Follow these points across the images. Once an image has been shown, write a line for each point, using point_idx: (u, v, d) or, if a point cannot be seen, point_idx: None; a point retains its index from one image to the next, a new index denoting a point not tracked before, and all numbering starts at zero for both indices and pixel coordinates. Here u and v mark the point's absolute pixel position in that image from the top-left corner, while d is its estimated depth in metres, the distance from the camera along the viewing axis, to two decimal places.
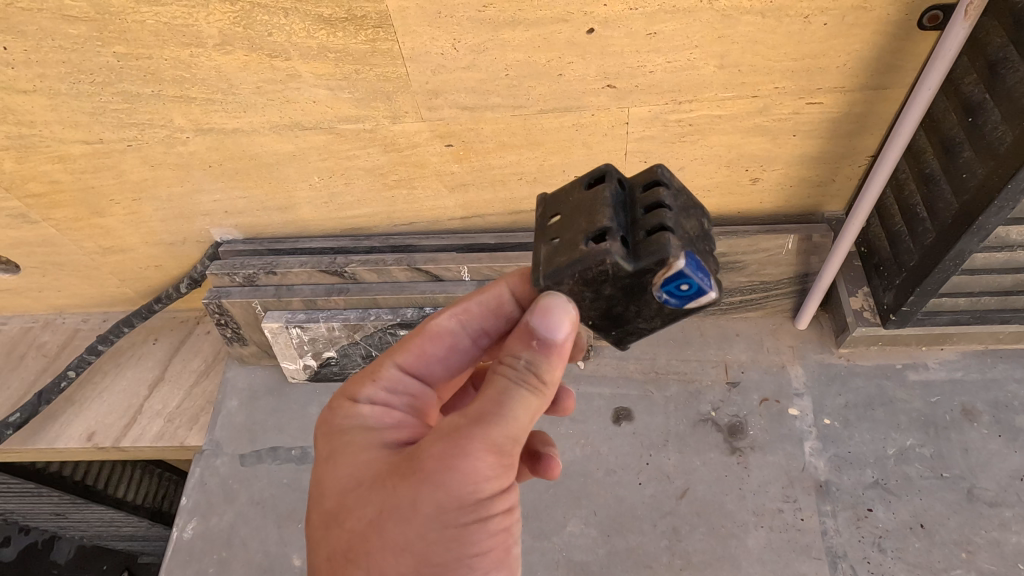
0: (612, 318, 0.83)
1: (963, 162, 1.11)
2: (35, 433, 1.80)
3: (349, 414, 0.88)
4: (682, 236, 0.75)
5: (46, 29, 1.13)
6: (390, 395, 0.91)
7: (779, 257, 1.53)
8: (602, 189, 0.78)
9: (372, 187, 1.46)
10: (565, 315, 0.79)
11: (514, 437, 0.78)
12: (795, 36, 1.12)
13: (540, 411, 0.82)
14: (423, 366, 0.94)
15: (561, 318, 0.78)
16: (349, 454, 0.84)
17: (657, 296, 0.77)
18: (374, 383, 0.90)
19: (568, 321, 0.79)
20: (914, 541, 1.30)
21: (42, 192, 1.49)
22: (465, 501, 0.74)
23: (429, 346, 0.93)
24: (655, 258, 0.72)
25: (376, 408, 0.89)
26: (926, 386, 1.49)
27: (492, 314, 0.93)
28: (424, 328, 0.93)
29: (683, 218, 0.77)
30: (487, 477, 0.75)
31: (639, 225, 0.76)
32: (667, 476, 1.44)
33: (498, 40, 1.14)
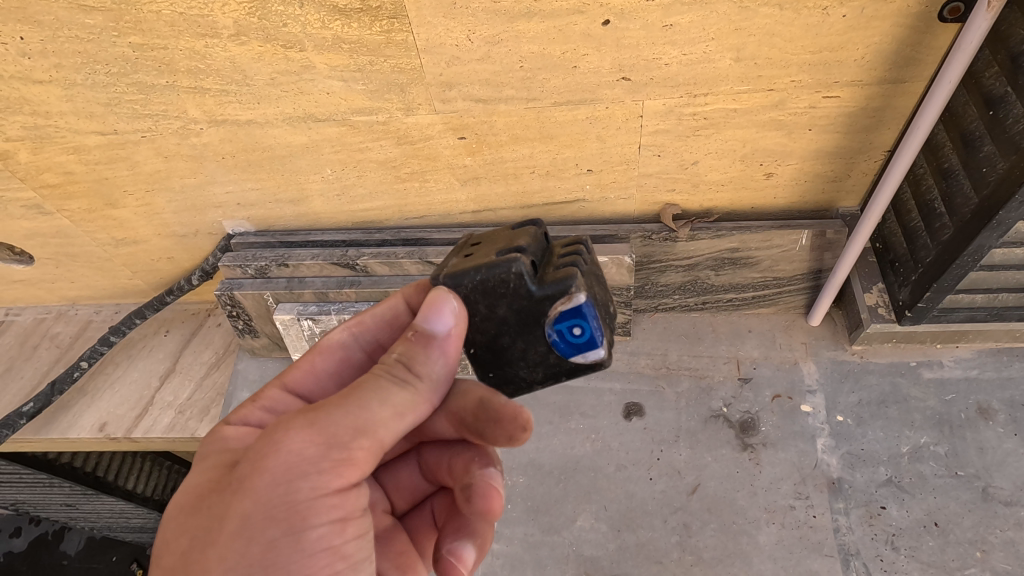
0: (496, 353, 0.87)
1: (984, 156, 1.10)
2: (48, 423, 1.81)
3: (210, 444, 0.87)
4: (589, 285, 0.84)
5: (62, 19, 1.14)
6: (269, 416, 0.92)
7: (792, 252, 1.52)
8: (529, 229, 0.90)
9: (384, 179, 1.46)
10: (448, 308, 0.80)
11: (355, 427, 0.76)
12: (813, 29, 1.11)
13: (412, 408, 0.80)
14: (313, 383, 0.95)
15: (441, 310, 0.80)
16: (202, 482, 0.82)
17: (549, 336, 0.83)
18: (256, 402, 0.92)
19: (450, 314, 0.80)
20: (927, 540, 1.29)
21: (57, 183, 1.50)
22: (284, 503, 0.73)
23: (317, 360, 0.95)
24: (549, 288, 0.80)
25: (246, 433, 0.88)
26: (941, 384, 1.48)
27: (385, 326, 0.96)
28: (318, 343, 0.96)
29: None
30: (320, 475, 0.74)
31: (551, 265, 0.84)
32: (677, 472, 1.43)
33: (513, 32, 1.14)
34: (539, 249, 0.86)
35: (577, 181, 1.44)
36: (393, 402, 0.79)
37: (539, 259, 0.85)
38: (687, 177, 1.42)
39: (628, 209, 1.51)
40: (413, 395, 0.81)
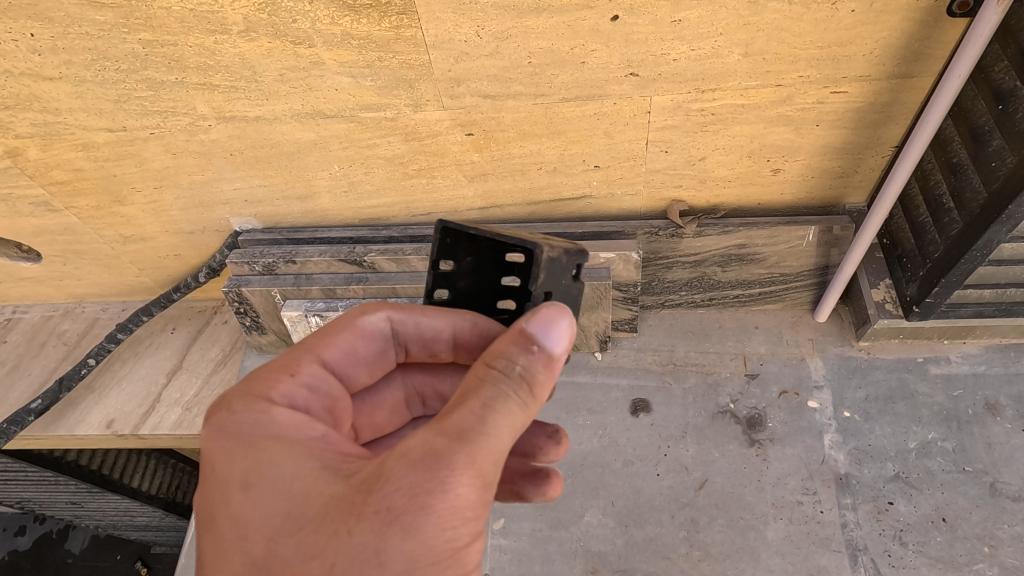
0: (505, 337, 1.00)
1: (993, 151, 1.10)
2: (56, 420, 1.82)
3: (264, 424, 0.79)
4: None
5: (73, 15, 1.14)
6: (310, 395, 0.86)
7: (799, 249, 1.52)
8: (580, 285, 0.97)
9: (391, 176, 1.47)
10: (563, 329, 0.82)
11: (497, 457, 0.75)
12: (822, 24, 1.11)
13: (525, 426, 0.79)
14: (347, 365, 0.94)
15: (561, 337, 0.82)
16: (280, 480, 0.76)
17: None
18: (292, 379, 0.85)
19: (564, 334, 0.82)
20: (935, 535, 1.29)
21: (65, 180, 1.50)
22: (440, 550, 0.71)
23: (359, 344, 0.94)
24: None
25: (298, 417, 0.82)
26: (948, 380, 1.48)
27: (421, 340, 0.98)
28: (356, 324, 0.94)
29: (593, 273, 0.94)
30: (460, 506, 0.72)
31: None
32: (685, 468, 1.43)
33: (521, 27, 1.14)
34: None
35: (584, 178, 1.44)
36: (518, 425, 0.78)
37: None
38: (694, 173, 1.42)
39: (635, 205, 1.52)
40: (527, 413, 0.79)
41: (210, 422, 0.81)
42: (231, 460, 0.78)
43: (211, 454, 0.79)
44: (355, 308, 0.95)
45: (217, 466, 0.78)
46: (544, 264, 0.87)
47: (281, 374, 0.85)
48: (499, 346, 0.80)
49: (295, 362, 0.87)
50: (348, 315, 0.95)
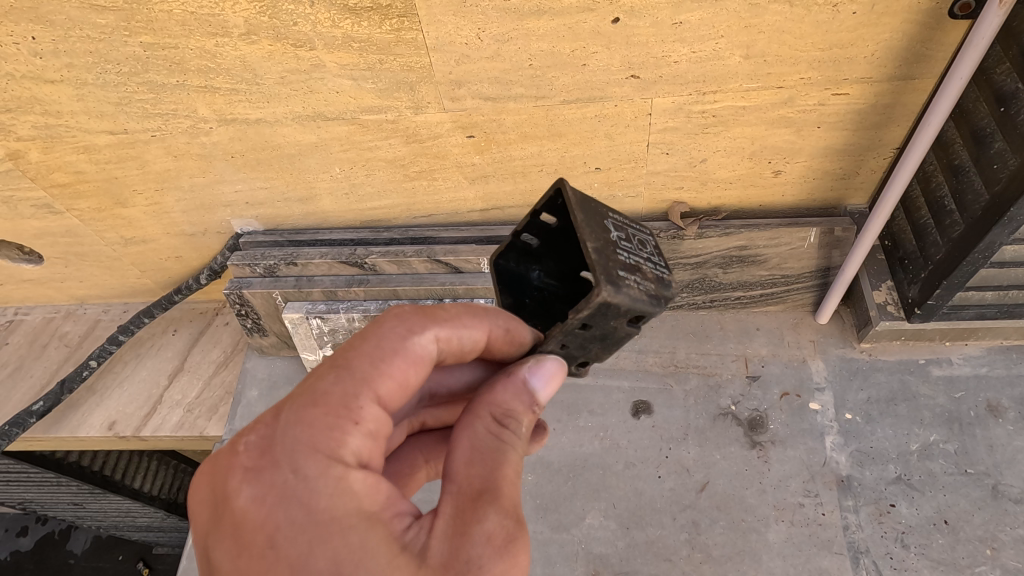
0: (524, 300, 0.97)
1: (995, 153, 1.10)
2: (58, 422, 1.82)
3: (343, 494, 0.71)
4: None
5: (74, 18, 1.15)
6: (371, 445, 0.76)
7: (800, 250, 1.52)
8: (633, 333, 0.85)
9: (392, 178, 1.47)
10: (558, 378, 0.87)
11: None
12: (823, 26, 1.11)
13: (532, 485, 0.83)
14: (399, 399, 0.80)
15: (553, 384, 0.87)
16: (369, 564, 0.68)
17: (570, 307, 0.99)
18: (354, 427, 0.74)
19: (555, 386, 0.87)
20: (938, 538, 1.29)
21: (67, 182, 1.51)
22: None
23: (412, 374, 0.79)
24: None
25: (372, 480, 0.74)
26: (950, 381, 1.47)
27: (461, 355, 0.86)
28: (406, 347, 0.79)
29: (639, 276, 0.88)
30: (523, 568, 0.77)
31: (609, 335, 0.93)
32: (686, 470, 1.43)
33: (522, 29, 1.14)
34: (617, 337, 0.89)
35: (585, 180, 1.44)
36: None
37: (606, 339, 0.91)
38: (695, 174, 1.42)
39: (636, 207, 1.51)
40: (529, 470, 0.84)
41: (264, 482, 0.71)
42: (305, 541, 0.68)
43: (271, 526, 0.69)
44: (402, 326, 0.81)
45: (280, 542, 0.68)
46: (595, 305, 0.77)
47: (345, 422, 0.74)
48: (502, 396, 0.83)
49: (353, 403, 0.75)
50: (394, 333, 0.80)
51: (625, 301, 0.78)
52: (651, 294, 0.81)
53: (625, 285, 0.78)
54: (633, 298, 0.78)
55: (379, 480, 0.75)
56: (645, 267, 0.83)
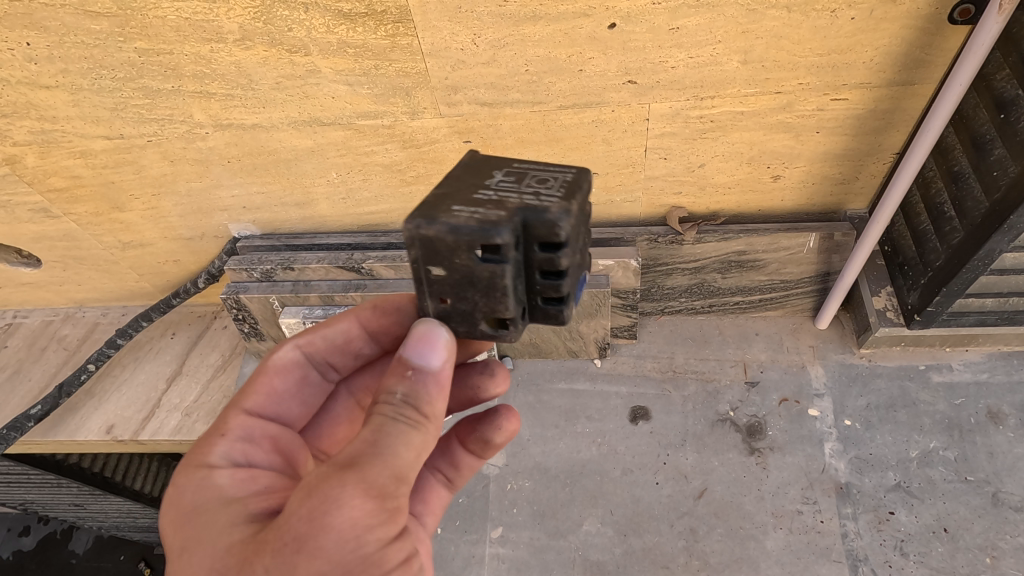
0: None
1: (994, 160, 1.09)
2: (56, 426, 1.82)
3: (205, 489, 0.78)
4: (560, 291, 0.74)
5: (68, 24, 1.14)
6: (246, 446, 0.84)
7: (800, 255, 1.51)
8: (498, 269, 0.67)
9: (389, 182, 1.46)
10: (440, 341, 0.75)
11: (395, 476, 0.71)
12: (821, 31, 1.10)
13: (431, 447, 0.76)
14: (273, 406, 0.92)
15: (438, 344, 0.75)
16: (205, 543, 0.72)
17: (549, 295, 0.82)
18: (224, 435, 0.84)
19: (439, 348, 0.75)
20: (937, 546, 1.28)
21: (64, 187, 1.50)
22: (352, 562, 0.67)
23: (275, 381, 0.93)
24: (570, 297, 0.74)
25: (239, 474, 0.79)
26: (950, 388, 1.46)
27: (337, 349, 0.97)
28: (268, 363, 0.93)
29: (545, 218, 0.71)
30: (380, 526, 0.68)
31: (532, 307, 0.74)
32: (684, 476, 1.43)
33: (518, 35, 1.13)
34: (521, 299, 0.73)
35: None
36: (424, 445, 0.75)
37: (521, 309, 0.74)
38: (694, 179, 1.41)
39: (635, 212, 1.51)
40: (429, 435, 0.76)
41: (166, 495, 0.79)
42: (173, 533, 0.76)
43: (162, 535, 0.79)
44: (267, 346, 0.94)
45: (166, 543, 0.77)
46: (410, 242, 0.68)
47: (213, 436, 0.84)
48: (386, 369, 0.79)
49: (223, 422, 0.87)
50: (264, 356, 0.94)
51: (439, 229, 0.66)
52: (486, 219, 0.65)
53: (442, 215, 0.67)
54: (452, 224, 0.66)
55: (255, 473, 0.80)
56: (507, 197, 0.69)
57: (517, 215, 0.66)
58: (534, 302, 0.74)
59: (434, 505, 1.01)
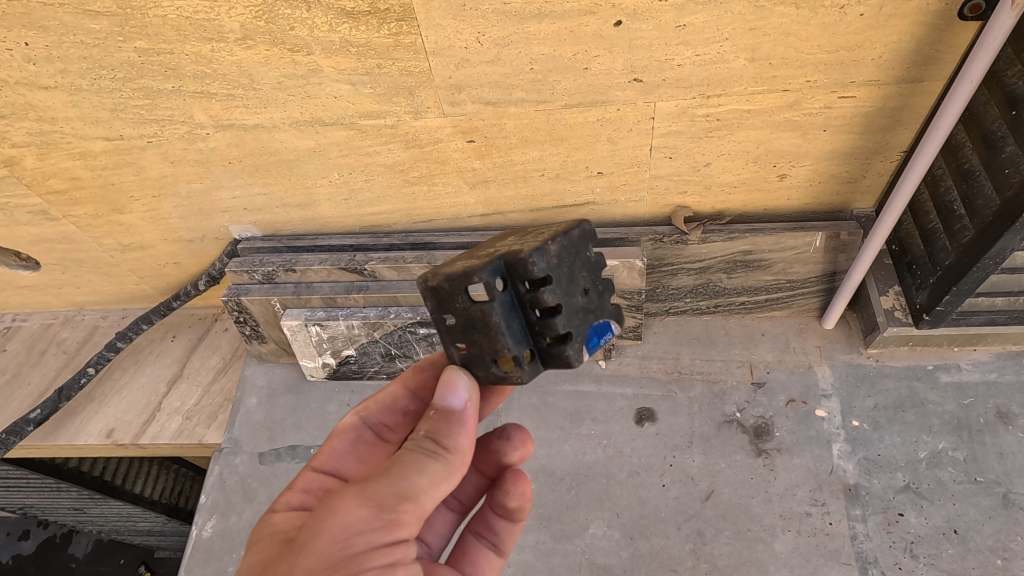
0: None
1: (1006, 157, 1.08)
2: (56, 430, 1.80)
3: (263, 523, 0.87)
4: (573, 320, 0.77)
5: (68, 24, 1.13)
6: (306, 496, 0.89)
7: (806, 255, 1.49)
8: (487, 306, 0.75)
9: (392, 183, 1.45)
10: (461, 384, 0.81)
11: (398, 494, 0.76)
12: (830, 28, 1.09)
13: (447, 479, 0.80)
14: (341, 466, 0.95)
15: (456, 385, 0.81)
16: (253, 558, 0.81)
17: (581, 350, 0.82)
18: (291, 488, 0.91)
19: (463, 390, 0.81)
20: (947, 547, 1.27)
21: (63, 189, 1.49)
22: (338, 560, 0.72)
23: (338, 443, 0.96)
24: (574, 342, 0.77)
25: (293, 514, 0.87)
26: (959, 388, 1.45)
27: (387, 409, 0.98)
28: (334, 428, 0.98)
29: (537, 262, 0.74)
30: (371, 532, 0.73)
31: (531, 335, 0.78)
32: (691, 479, 1.41)
33: (523, 33, 1.12)
34: (513, 328, 0.77)
35: (587, 184, 1.42)
36: (430, 471, 0.78)
37: (520, 340, 0.78)
38: (699, 179, 1.40)
39: (640, 211, 1.49)
40: (447, 466, 0.80)
41: None
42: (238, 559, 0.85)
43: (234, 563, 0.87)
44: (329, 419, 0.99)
45: None
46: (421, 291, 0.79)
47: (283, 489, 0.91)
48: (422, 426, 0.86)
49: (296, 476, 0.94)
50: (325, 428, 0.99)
51: (437, 276, 0.77)
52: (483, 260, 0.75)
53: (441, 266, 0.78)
54: (448, 273, 0.77)
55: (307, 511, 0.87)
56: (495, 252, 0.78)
57: (500, 259, 0.75)
58: (539, 346, 0.79)
59: (481, 566, 1.03)
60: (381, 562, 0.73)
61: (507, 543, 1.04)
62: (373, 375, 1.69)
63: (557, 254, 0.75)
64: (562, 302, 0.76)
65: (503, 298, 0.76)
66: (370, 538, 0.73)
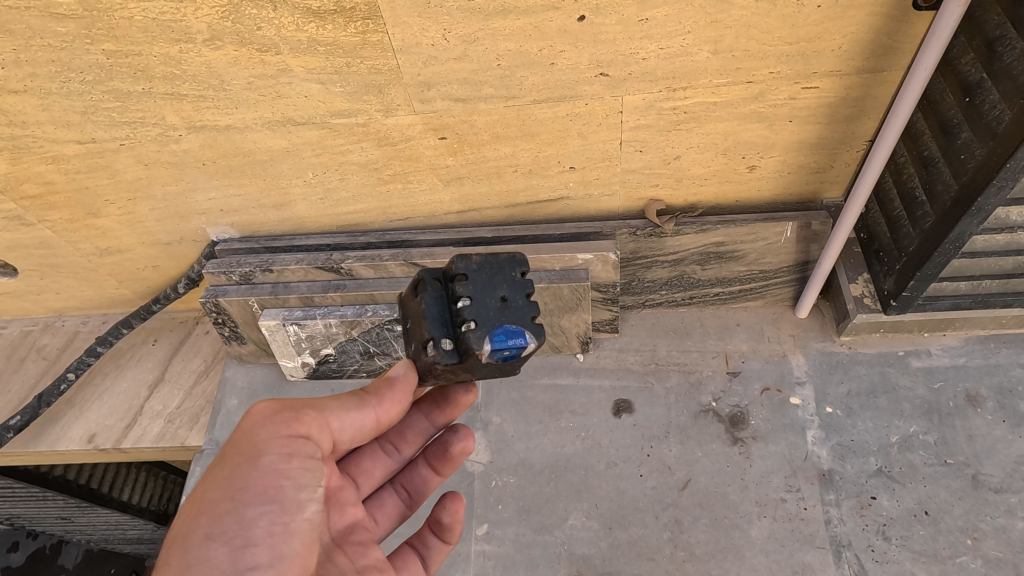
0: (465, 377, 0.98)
1: (962, 143, 1.10)
2: (37, 436, 1.79)
3: None
4: (482, 311, 0.87)
5: (34, 27, 1.13)
6: None
7: (778, 245, 1.52)
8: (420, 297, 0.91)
9: (367, 181, 1.46)
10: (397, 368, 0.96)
11: (305, 405, 0.95)
12: (790, 19, 1.11)
13: (354, 410, 0.96)
14: None
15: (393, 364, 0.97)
16: None
17: (508, 362, 0.88)
18: None
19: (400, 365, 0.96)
20: (918, 529, 1.29)
21: (37, 194, 1.49)
22: (248, 447, 0.91)
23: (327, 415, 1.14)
24: (477, 330, 0.86)
25: None
26: (929, 373, 1.48)
27: None
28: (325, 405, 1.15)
29: (459, 263, 0.90)
30: (275, 424, 0.93)
31: (450, 322, 0.89)
32: (668, 468, 1.43)
33: (488, 29, 1.13)
34: (435, 314, 0.89)
35: (560, 179, 1.44)
36: (340, 399, 0.97)
37: (439, 325, 0.89)
38: (670, 172, 1.42)
39: (614, 206, 1.51)
40: (358, 403, 0.96)
41: None
42: None
43: None
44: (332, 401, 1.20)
45: None
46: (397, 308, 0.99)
47: None
48: None
49: None
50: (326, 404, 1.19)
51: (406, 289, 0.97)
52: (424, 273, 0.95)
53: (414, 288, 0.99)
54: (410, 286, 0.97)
55: None
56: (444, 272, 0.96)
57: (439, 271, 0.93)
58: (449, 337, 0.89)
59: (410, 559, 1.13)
60: (285, 450, 0.92)
61: (434, 562, 1.16)
62: (353, 374, 1.69)
63: (482, 260, 0.91)
64: (472, 294, 0.88)
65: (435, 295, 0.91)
66: (272, 430, 0.92)
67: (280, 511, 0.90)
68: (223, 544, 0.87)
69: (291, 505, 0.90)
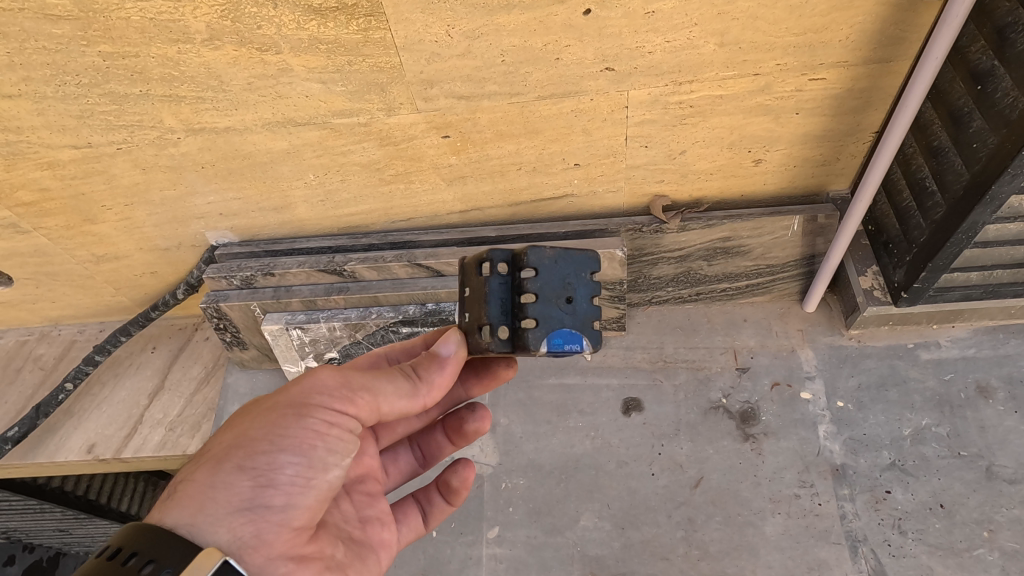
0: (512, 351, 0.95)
1: (974, 132, 1.09)
2: (35, 447, 1.77)
3: None
4: (548, 312, 0.82)
5: (28, 30, 1.11)
6: None
7: (784, 239, 1.51)
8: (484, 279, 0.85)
9: (368, 182, 1.44)
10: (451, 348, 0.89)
11: (364, 383, 0.89)
12: (796, 10, 1.10)
13: (404, 398, 0.90)
14: None
15: (446, 337, 0.90)
16: None
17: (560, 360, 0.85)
18: None
19: (452, 344, 0.89)
20: (934, 522, 1.28)
21: (32, 201, 1.46)
22: (298, 403, 0.88)
23: None
24: (537, 330, 0.81)
25: None
26: (939, 364, 1.47)
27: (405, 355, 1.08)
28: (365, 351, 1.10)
29: (534, 252, 0.83)
30: (331, 395, 0.88)
31: (510, 312, 0.84)
32: (679, 466, 1.41)
33: (493, 25, 1.11)
34: (496, 301, 0.84)
35: (564, 176, 1.42)
36: (396, 382, 0.90)
37: (499, 314, 0.84)
38: (675, 167, 1.41)
39: (618, 202, 1.50)
40: (412, 390, 0.90)
41: None
42: None
43: None
44: None
45: None
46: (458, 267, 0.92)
47: None
48: None
49: None
50: None
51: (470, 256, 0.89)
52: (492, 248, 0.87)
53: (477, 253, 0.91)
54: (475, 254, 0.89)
55: None
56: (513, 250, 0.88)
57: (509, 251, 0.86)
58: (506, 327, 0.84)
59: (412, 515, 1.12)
60: (332, 419, 0.88)
61: (433, 519, 1.13)
62: None
63: (557, 253, 0.83)
64: (540, 290, 0.82)
65: (501, 277, 0.85)
66: (326, 399, 0.88)
67: (308, 467, 0.87)
68: (249, 480, 0.85)
69: (319, 465, 0.87)
